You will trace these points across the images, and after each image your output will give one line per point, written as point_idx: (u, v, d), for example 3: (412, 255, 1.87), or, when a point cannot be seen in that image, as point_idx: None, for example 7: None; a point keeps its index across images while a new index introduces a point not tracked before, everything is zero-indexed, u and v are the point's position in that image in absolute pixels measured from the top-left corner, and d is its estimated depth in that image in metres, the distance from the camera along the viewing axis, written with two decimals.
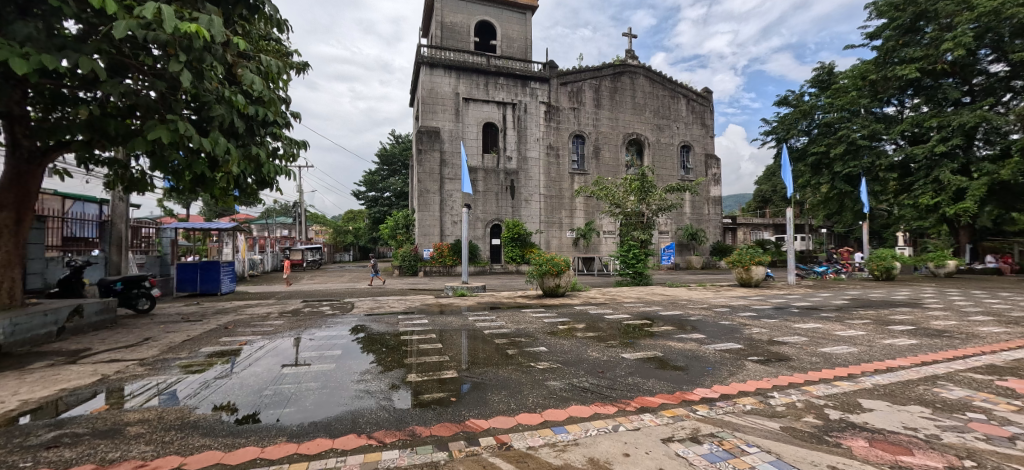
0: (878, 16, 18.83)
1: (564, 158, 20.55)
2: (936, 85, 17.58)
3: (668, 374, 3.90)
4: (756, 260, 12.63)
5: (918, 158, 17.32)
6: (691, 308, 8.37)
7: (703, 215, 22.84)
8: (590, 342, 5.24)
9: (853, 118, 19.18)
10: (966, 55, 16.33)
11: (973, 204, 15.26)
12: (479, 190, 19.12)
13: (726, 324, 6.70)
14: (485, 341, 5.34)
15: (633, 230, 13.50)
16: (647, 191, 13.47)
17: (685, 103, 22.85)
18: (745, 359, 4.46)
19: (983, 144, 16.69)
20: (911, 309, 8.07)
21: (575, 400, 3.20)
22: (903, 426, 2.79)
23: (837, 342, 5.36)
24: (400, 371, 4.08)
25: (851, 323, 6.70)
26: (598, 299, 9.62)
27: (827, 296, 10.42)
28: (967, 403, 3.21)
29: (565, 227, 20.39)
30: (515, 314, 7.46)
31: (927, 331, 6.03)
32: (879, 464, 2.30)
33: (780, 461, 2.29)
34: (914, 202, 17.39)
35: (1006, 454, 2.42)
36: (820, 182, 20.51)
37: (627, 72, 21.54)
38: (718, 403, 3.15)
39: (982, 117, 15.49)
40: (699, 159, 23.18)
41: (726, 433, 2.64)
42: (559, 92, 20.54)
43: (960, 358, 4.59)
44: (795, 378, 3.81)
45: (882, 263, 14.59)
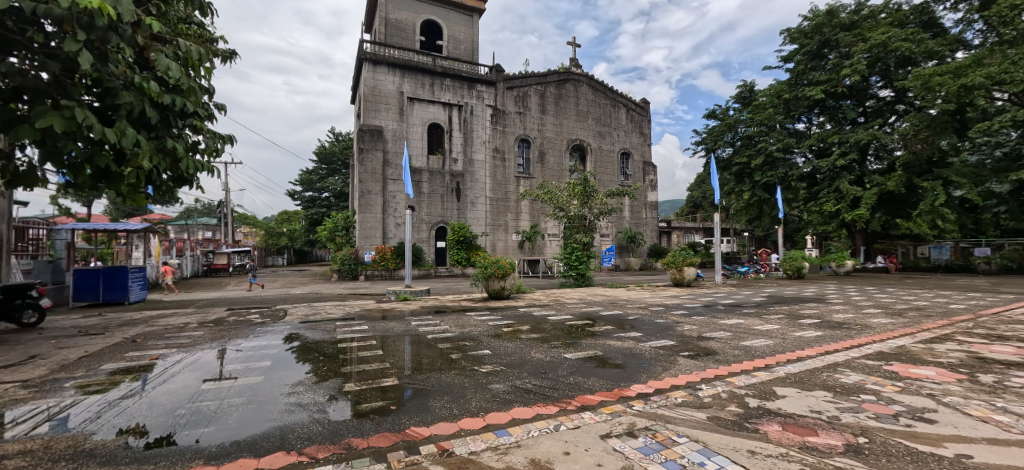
0: (790, 42, 20.92)
1: (510, 161, 20.71)
2: (837, 106, 19.85)
3: (607, 372, 4.05)
4: (688, 261, 13.50)
5: (823, 170, 19.47)
6: (629, 307, 8.76)
7: (641, 219, 24.03)
8: (534, 343, 5.31)
9: (770, 132, 21.15)
10: (861, 80, 18.59)
11: (866, 211, 17.40)
12: (424, 192, 18.77)
13: (661, 322, 7.09)
14: (429, 346, 5.22)
15: (576, 233, 13.91)
16: (590, 195, 13.92)
17: (625, 112, 23.96)
18: (677, 355, 4.75)
19: (874, 160, 19.07)
20: (818, 305, 9.03)
21: (518, 402, 3.22)
22: (809, 410, 3.10)
23: (757, 336, 5.87)
24: (337, 381, 3.87)
25: (768, 318, 7.36)
26: (542, 301, 9.78)
27: (749, 294, 11.38)
28: (861, 387, 3.64)
29: (511, 229, 20.56)
30: (459, 317, 7.38)
31: (830, 324, 6.78)
32: (790, 446, 2.53)
33: (706, 449, 2.45)
34: (820, 209, 19.48)
35: (891, 430, 2.76)
36: (743, 190, 22.37)
37: (571, 80, 22.17)
38: (652, 398, 3.31)
39: (873, 135, 17.71)
40: (638, 166, 24.36)
41: (659, 425, 2.79)
42: (505, 96, 20.72)
43: (856, 347, 5.19)
44: (721, 370, 4.11)
45: (794, 263, 16.20)
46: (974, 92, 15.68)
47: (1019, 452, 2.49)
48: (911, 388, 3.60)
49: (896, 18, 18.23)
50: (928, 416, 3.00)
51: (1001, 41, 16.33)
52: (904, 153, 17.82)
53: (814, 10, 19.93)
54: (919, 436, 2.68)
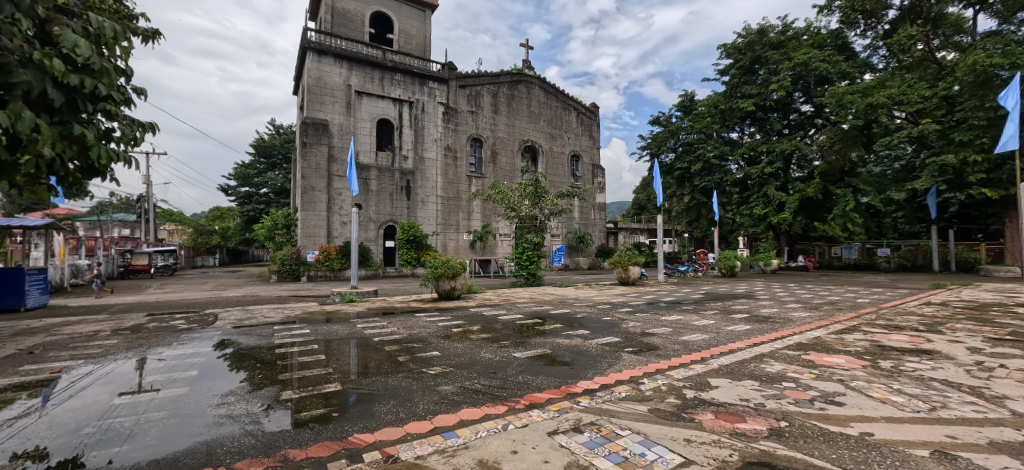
0: (726, 56, 22.42)
1: (461, 160, 20.53)
2: (766, 117, 21.56)
3: (555, 370, 4.12)
4: (633, 261, 14.08)
5: (753, 176, 21.07)
6: (578, 306, 8.99)
7: (590, 220, 24.74)
8: (484, 344, 5.31)
9: (708, 140, 22.57)
10: (786, 95, 20.31)
11: (789, 215, 19.03)
12: (372, 190, 18.16)
13: (608, 319, 7.33)
14: (376, 349, 5.06)
15: (527, 233, 14.07)
16: (541, 195, 14.10)
17: (575, 116, 24.56)
18: (622, 351, 4.93)
19: (797, 168, 20.88)
20: (748, 301, 9.76)
21: (467, 403, 3.20)
22: (739, 398, 3.34)
23: (694, 331, 6.23)
24: (274, 389, 3.65)
25: (705, 314, 7.84)
26: (493, 301, 9.79)
27: (688, 291, 12.06)
28: (783, 375, 3.97)
29: (462, 229, 20.38)
30: (408, 319, 7.21)
31: (758, 318, 7.36)
32: (721, 432, 2.71)
33: (647, 440, 2.57)
34: (751, 212, 21.05)
35: (808, 413, 3.04)
36: (683, 193, 23.70)
37: (523, 81, 22.35)
38: (598, 393, 3.42)
39: (796, 145, 19.42)
40: (587, 168, 25.04)
41: (604, 420, 2.88)
42: (458, 94, 20.53)
43: (780, 339, 5.66)
44: (661, 365, 4.32)
45: (728, 262, 17.38)
46: (879, 110, 17.64)
47: (910, 427, 2.83)
48: (824, 375, 3.98)
49: (816, 41, 20.10)
50: (838, 399, 3.34)
51: (899, 66, 18.52)
52: (821, 163, 19.71)
53: (747, 29, 21.54)
54: (830, 418, 2.97)
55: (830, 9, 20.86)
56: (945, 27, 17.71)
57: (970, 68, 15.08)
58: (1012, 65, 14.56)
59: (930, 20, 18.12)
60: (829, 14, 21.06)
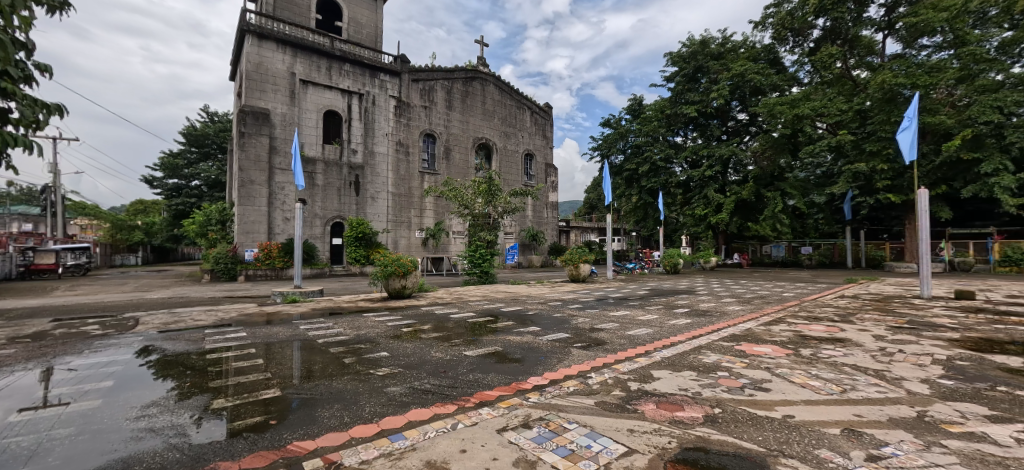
0: (672, 64, 23.53)
1: (413, 156, 20.07)
2: (707, 123, 22.87)
3: (506, 367, 4.15)
4: (583, 258, 14.46)
5: (695, 179, 22.29)
6: (530, 303, 9.10)
7: (542, 219, 25.10)
8: (435, 343, 5.23)
9: (654, 142, 23.63)
10: (725, 104, 21.72)
11: (726, 215, 20.38)
12: (318, 184, 17.34)
13: (559, 316, 7.49)
14: (320, 352, 4.83)
15: (480, 231, 14.01)
16: (494, 193, 14.10)
17: (530, 115, 24.78)
18: (571, 346, 5.05)
19: (734, 172, 22.35)
20: (689, 296, 10.34)
21: (416, 404, 3.14)
22: (679, 388, 3.53)
23: (640, 325, 6.51)
24: (205, 397, 3.39)
25: (650, 309, 8.22)
26: (445, 299, 9.68)
27: (635, 288, 12.57)
28: (718, 365, 4.25)
29: (414, 226, 19.94)
30: (356, 319, 6.94)
31: (697, 312, 7.82)
32: (662, 421, 2.85)
33: (593, 432, 2.66)
34: (692, 212, 22.30)
35: (738, 399, 3.28)
36: (631, 193, 24.70)
37: (478, 78, 22.18)
38: (547, 389, 3.48)
39: (733, 151, 20.81)
40: (540, 167, 25.34)
41: (552, 414, 2.94)
42: (411, 88, 20.04)
43: (716, 331, 6.05)
44: (608, 359, 4.47)
45: (672, 260, 18.31)
46: (803, 121, 19.34)
47: (824, 408, 3.14)
48: (754, 364, 4.30)
49: (751, 54, 21.65)
50: (766, 385, 3.63)
51: (822, 81, 20.42)
52: (755, 168, 21.27)
53: (690, 39, 22.76)
54: (758, 403, 3.21)
55: (763, 26, 22.54)
56: (860, 48, 19.70)
57: (880, 86, 17.02)
58: (913, 86, 16.62)
59: (847, 41, 20.11)
60: (763, 30, 22.76)
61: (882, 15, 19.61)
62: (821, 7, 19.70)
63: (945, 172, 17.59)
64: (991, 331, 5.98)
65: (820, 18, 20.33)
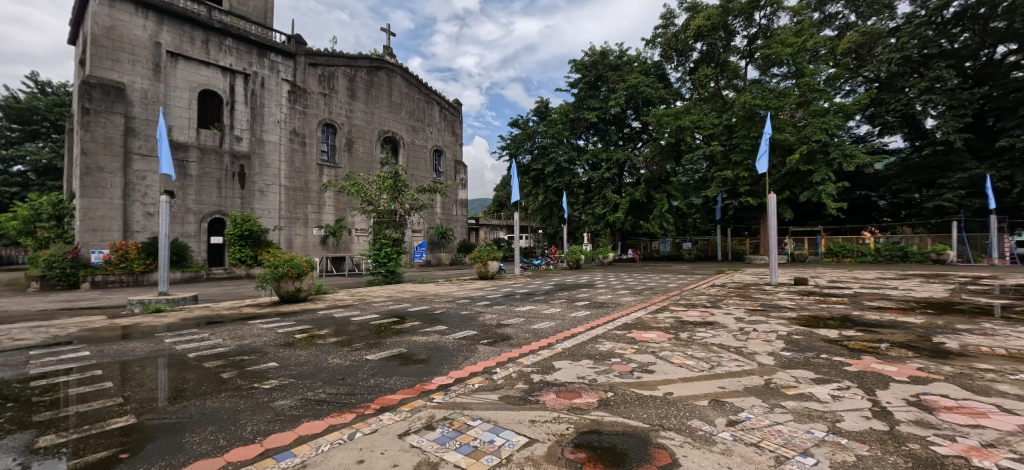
0: (575, 71, 24.91)
1: (310, 147, 18.47)
2: (606, 129, 24.66)
3: (410, 368, 4.04)
4: (492, 256, 14.62)
5: (596, 180, 23.90)
6: (437, 302, 8.95)
7: (451, 216, 24.88)
8: (332, 348, 4.89)
9: (559, 144, 24.84)
10: (621, 112, 23.63)
11: (622, 214, 22.21)
12: (191, 174, 15.12)
13: (466, 313, 7.50)
14: (193, 367, 4.23)
15: (385, 228, 13.44)
16: (400, 189, 13.59)
17: (438, 110, 24.34)
18: (478, 343, 5.09)
19: (628, 174, 24.39)
20: (589, 289, 11.07)
21: (308, 416, 2.91)
22: (577, 376, 3.76)
23: (544, 319, 6.80)
24: (29, 434, 2.76)
25: (553, 303, 8.64)
26: (345, 301, 9.10)
27: (540, 283, 13.09)
28: (612, 352, 4.62)
29: (311, 223, 18.37)
30: (238, 328, 6.20)
31: (595, 304, 8.40)
32: (561, 409, 3.01)
33: (496, 427, 2.71)
34: (593, 211, 23.88)
35: (627, 382, 3.59)
36: (538, 193, 25.64)
37: (384, 68, 21.04)
38: (452, 387, 3.47)
39: (627, 156, 22.76)
40: (449, 164, 25.09)
41: (456, 413, 2.93)
42: (307, 73, 18.40)
43: (611, 321, 6.54)
44: (513, 353, 4.61)
45: (574, 255, 19.47)
46: (685, 131, 21.93)
47: (697, 384, 3.58)
48: (642, 349, 4.75)
49: (643, 68, 23.86)
50: (651, 367, 4.03)
51: (700, 97, 23.30)
52: (646, 172, 23.45)
53: (592, 49, 24.28)
54: (644, 384, 3.55)
55: (653, 44, 24.96)
56: (728, 72, 22.89)
57: (742, 105, 20.15)
58: (766, 107, 19.87)
59: (719, 64, 23.15)
60: (652, 48, 25.22)
61: (745, 44, 22.93)
62: (699, 32, 22.41)
63: (789, 180, 21.13)
64: (818, 310, 7.38)
65: (698, 42, 23.18)
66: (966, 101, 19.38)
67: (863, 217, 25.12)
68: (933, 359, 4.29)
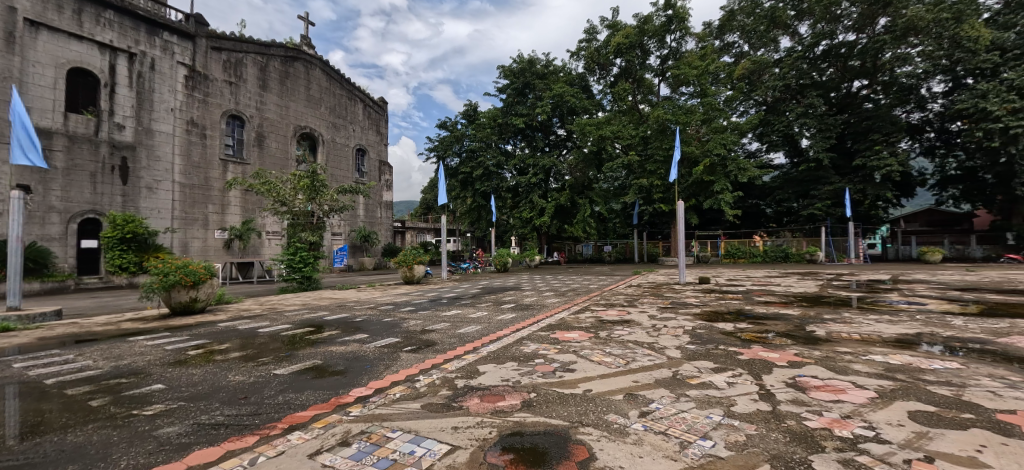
0: (503, 77, 25.28)
1: (212, 140, 16.61)
2: (533, 135, 25.30)
3: (325, 381, 3.78)
4: (417, 260, 14.26)
5: (523, 184, 24.36)
6: (358, 309, 8.49)
7: (375, 219, 23.87)
8: (234, 364, 4.42)
9: (487, 148, 25.00)
10: (546, 119, 24.44)
11: (548, 218, 22.91)
12: (55, 166, 12.89)
13: (389, 320, 7.20)
14: (51, 396, 3.56)
15: (300, 231, 12.47)
16: (318, 189, 12.72)
17: (362, 108, 23.26)
18: (401, 350, 4.92)
19: (554, 180, 25.23)
20: (516, 292, 11.24)
21: (201, 443, 2.59)
22: (501, 379, 3.78)
23: (471, 323, 6.76)
24: None
25: (479, 307, 8.63)
26: (251, 312, 8.25)
27: (467, 287, 13.03)
28: (535, 353, 4.73)
29: (213, 225, 16.53)
30: (112, 347, 5.32)
31: (520, 307, 8.54)
32: (485, 414, 3.00)
33: (417, 436, 2.63)
34: (520, 215, 24.30)
35: (550, 382, 3.69)
36: (466, 196, 25.58)
37: (301, 59, 19.63)
38: (371, 399, 3.30)
39: (553, 162, 23.53)
40: (373, 164, 24.08)
41: (375, 425, 2.80)
42: (209, 57, 16.52)
43: (536, 323, 6.70)
44: (437, 359, 4.52)
45: (501, 259, 19.62)
46: (605, 141, 23.27)
47: (614, 380, 3.79)
48: (565, 349, 4.92)
49: (568, 79, 24.89)
50: (572, 366, 4.19)
51: (619, 110, 24.84)
52: (570, 178, 24.42)
53: (520, 56, 24.82)
54: (565, 382, 3.68)
55: (577, 56, 26.16)
56: (643, 88, 24.74)
57: (656, 119, 21.99)
58: (676, 122, 21.82)
59: (636, 80, 24.92)
60: (576, 59, 26.43)
61: (659, 63, 24.93)
62: (619, 49, 23.98)
63: (695, 189, 23.29)
64: (718, 306, 8.21)
65: (617, 58, 24.78)
66: (831, 125, 22.89)
67: (754, 223, 28.46)
68: (806, 345, 4.98)
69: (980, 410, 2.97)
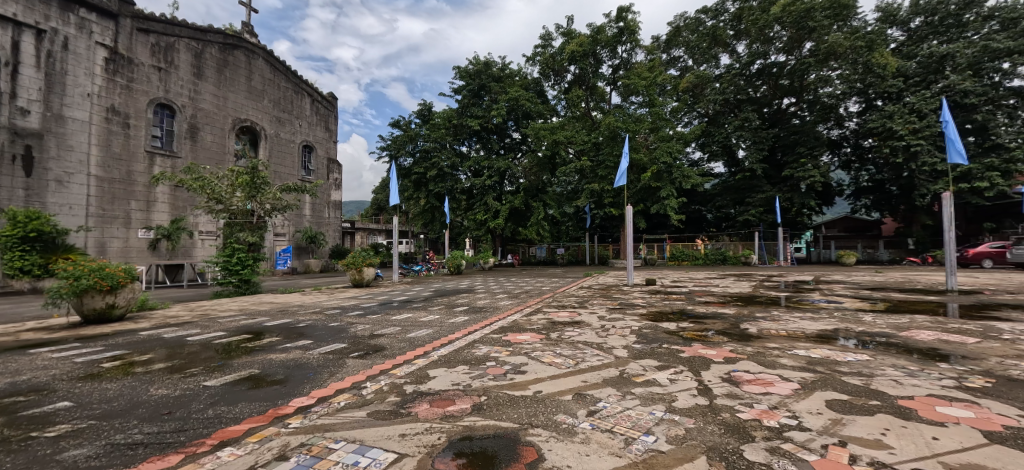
0: (459, 77, 25.11)
1: (137, 130, 15.17)
2: (488, 137, 25.34)
3: (262, 392, 3.56)
4: (368, 262, 13.79)
5: (478, 186, 24.25)
6: (302, 314, 8.07)
7: (323, 219, 22.83)
8: (158, 376, 4.05)
9: (441, 149, 24.71)
10: (502, 122, 24.57)
11: (502, 221, 22.98)
12: None
13: (336, 325, 6.91)
14: None
15: (238, 231, 11.68)
16: (259, 187, 11.95)
17: (309, 102, 22.21)
18: (347, 357, 4.74)
19: (509, 182, 25.37)
20: (469, 295, 11.15)
21: (114, 466, 2.35)
22: (452, 383, 3.74)
23: (422, 327, 6.64)
24: None
25: (431, 310, 8.47)
26: (180, 318, 7.58)
27: (419, 290, 12.77)
28: (487, 356, 4.71)
29: (136, 224, 15.10)
30: (6, 361, 4.68)
31: (473, 310, 8.48)
32: (434, 419, 2.95)
33: (362, 446, 2.54)
34: (474, 217, 24.19)
35: (501, 385, 3.69)
36: (419, 197, 25.14)
37: (242, 47, 18.44)
38: (313, 409, 3.14)
39: (508, 165, 23.69)
40: (321, 162, 23.05)
41: (317, 436, 2.67)
42: (134, 39, 15.13)
43: (488, 325, 6.69)
44: (385, 364, 4.39)
45: (455, 261, 19.45)
46: (559, 146, 23.73)
47: (563, 380, 3.86)
48: (516, 351, 4.95)
49: (523, 83, 25.17)
50: (523, 368, 4.21)
51: (573, 116, 25.45)
52: (525, 181, 24.71)
53: (476, 58, 24.78)
54: (516, 385, 3.70)
55: (533, 61, 26.51)
56: (596, 95, 25.52)
57: (608, 126, 22.74)
58: (626, 130, 22.69)
59: (589, 87, 25.65)
60: (532, 64, 26.79)
61: (610, 72, 25.84)
62: (573, 56, 24.61)
63: (643, 194, 24.33)
64: (663, 306, 8.59)
65: (571, 65, 25.42)
66: (764, 138, 24.77)
67: (697, 227, 30.15)
68: (740, 342, 5.34)
69: (885, 397, 3.32)
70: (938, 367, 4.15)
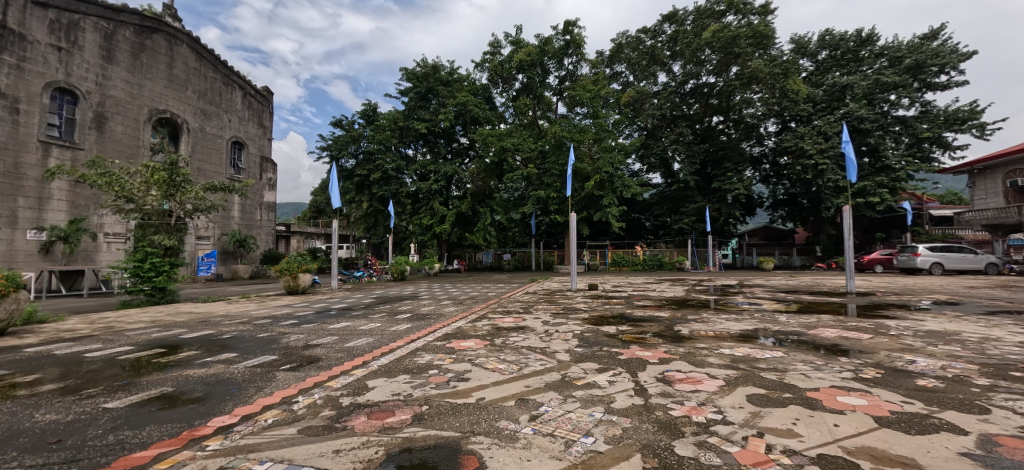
0: (406, 79, 24.60)
1: (28, 116, 13.32)
2: (436, 141, 25.04)
3: (176, 412, 3.23)
4: (303, 268, 13.03)
5: (424, 191, 23.81)
6: (226, 324, 7.43)
7: (254, 221, 21.26)
8: (43, 400, 3.51)
9: (386, 151, 23.99)
10: (449, 126, 24.41)
11: (448, 225, 22.72)
12: None
13: (265, 336, 6.42)
14: None
15: (152, 234, 10.54)
16: (178, 185, 10.84)
17: (241, 96, 20.67)
18: (277, 370, 4.43)
19: (456, 187, 25.17)
20: (412, 301, 10.86)
21: None
22: (391, 394, 3.61)
23: (362, 335, 6.36)
24: None
25: (372, 318, 8.13)
26: (76, 332, 6.68)
27: (360, 297, 12.24)
28: (429, 364, 4.60)
29: (24, 224, 13.16)
30: None
31: (416, 317, 8.25)
32: (371, 432, 2.83)
33: (290, 466, 2.37)
34: (420, 222, 23.72)
35: (443, 393, 3.63)
36: (362, 200, 24.22)
37: (162, 32, 16.83)
38: (235, 428, 2.89)
39: (455, 170, 23.54)
40: (253, 160, 21.49)
41: (239, 458, 2.47)
42: (27, 13, 13.32)
43: (431, 333, 6.54)
44: (320, 377, 4.14)
45: (399, 267, 18.92)
46: (506, 153, 23.97)
47: (507, 386, 3.87)
48: (460, 358, 4.89)
49: (471, 88, 25.16)
50: (467, 376, 4.17)
51: (520, 123, 25.79)
52: (472, 186, 24.68)
53: (424, 61, 24.42)
54: (459, 392, 3.65)
55: (482, 67, 26.62)
56: (543, 104, 26.12)
57: (554, 135, 23.36)
58: (571, 139, 23.44)
59: (536, 96, 26.22)
60: (481, 71, 26.88)
61: (557, 83, 26.57)
62: (521, 65, 25.03)
63: (586, 202, 25.21)
64: (604, 310, 8.87)
65: (519, 74, 25.85)
66: (696, 152, 26.64)
67: (636, 234, 31.65)
68: (674, 343, 5.65)
69: (796, 390, 3.66)
70: (839, 361, 4.66)
